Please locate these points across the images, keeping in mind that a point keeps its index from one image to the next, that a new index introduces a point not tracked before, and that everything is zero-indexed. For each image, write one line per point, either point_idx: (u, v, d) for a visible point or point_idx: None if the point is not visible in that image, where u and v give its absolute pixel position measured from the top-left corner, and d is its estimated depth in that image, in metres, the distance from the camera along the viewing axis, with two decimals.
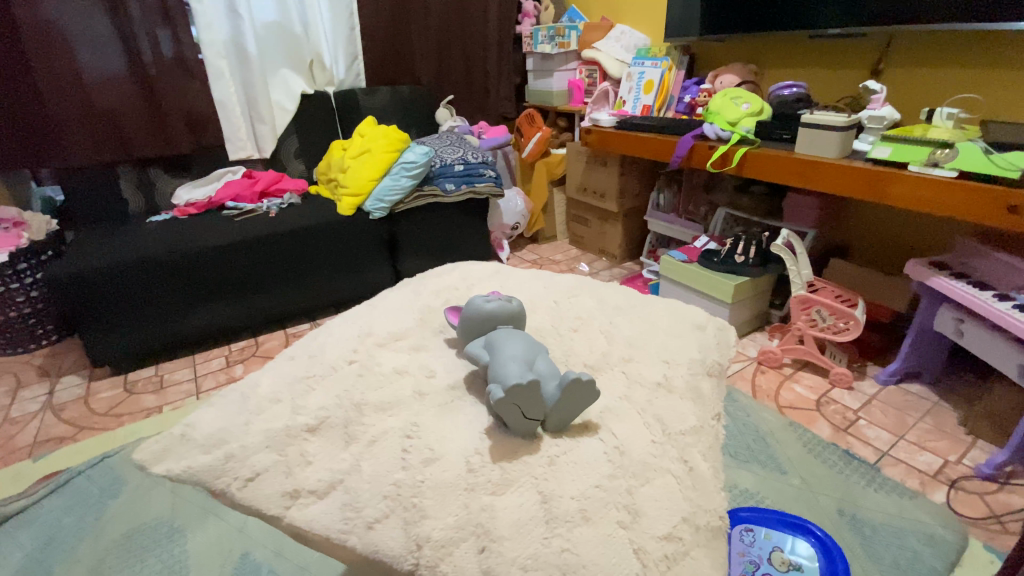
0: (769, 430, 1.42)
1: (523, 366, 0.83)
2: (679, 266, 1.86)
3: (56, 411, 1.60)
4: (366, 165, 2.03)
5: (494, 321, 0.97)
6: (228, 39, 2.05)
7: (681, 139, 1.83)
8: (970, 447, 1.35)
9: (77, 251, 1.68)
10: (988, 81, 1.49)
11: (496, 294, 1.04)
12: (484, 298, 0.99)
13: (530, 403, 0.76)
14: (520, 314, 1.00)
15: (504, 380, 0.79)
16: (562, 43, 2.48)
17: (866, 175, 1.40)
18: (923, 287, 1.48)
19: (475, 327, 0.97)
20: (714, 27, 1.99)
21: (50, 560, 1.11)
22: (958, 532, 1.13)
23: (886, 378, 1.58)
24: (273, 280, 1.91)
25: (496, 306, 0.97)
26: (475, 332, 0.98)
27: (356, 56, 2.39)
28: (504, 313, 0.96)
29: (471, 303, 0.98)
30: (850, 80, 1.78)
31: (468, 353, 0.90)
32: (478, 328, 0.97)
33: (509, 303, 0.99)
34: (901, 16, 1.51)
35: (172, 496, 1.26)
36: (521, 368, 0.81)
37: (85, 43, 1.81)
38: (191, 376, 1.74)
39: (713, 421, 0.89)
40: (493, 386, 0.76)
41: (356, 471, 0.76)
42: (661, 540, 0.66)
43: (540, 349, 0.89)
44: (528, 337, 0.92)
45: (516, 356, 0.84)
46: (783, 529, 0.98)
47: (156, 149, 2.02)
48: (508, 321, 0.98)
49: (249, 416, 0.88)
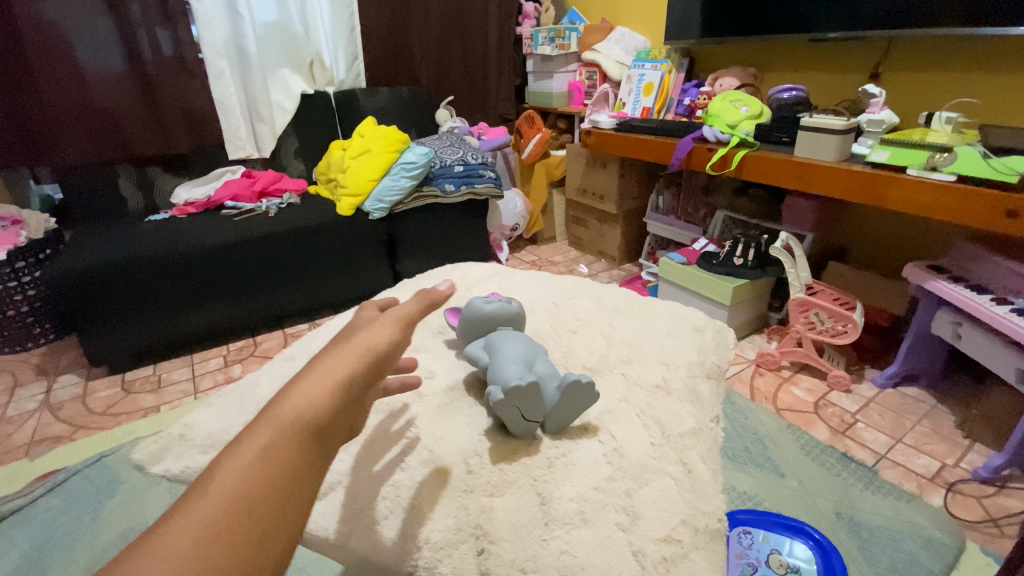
0: (767, 432, 1.42)
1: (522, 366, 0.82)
2: (678, 268, 1.87)
3: (53, 410, 1.60)
4: (366, 165, 2.03)
5: (494, 322, 0.97)
6: (228, 39, 2.05)
7: (680, 141, 1.83)
8: (967, 451, 1.35)
9: (74, 250, 1.68)
10: (988, 85, 1.49)
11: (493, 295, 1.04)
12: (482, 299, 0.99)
13: (529, 404, 0.76)
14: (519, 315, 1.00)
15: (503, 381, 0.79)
16: (562, 44, 2.48)
17: (865, 179, 1.40)
18: (921, 290, 1.48)
19: (475, 330, 0.98)
20: (714, 30, 1.99)
21: (46, 560, 1.11)
22: (955, 535, 1.13)
23: (884, 381, 1.59)
24: (272, 279, 1.91)
25: (494, 307, 0.97)
26: (474, 335, 0.98)
27: (356, 56, 2.39)
28: (505, 314, 0.96)
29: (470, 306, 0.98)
30: (850, 84, 1.78)
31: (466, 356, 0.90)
32: (479, 331, 0.97)
33: (507, 304, 0.99)
34: (899, 20, 1.52)
35: (169, 497, 1.25)
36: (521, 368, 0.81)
37: (85, 42, 1.81)
38: (189, 376, 1.74)
39: (712, 424, 0.89)
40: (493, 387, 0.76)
41: (354, 472, 0.76)
42: (660, 542, 0.66)
43: (538, 350, 0.89)
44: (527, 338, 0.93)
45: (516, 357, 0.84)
46: (780, 531, 0.98)
47: (155, 148, 2.02)
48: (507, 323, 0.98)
49: (248, 416, 0.89)
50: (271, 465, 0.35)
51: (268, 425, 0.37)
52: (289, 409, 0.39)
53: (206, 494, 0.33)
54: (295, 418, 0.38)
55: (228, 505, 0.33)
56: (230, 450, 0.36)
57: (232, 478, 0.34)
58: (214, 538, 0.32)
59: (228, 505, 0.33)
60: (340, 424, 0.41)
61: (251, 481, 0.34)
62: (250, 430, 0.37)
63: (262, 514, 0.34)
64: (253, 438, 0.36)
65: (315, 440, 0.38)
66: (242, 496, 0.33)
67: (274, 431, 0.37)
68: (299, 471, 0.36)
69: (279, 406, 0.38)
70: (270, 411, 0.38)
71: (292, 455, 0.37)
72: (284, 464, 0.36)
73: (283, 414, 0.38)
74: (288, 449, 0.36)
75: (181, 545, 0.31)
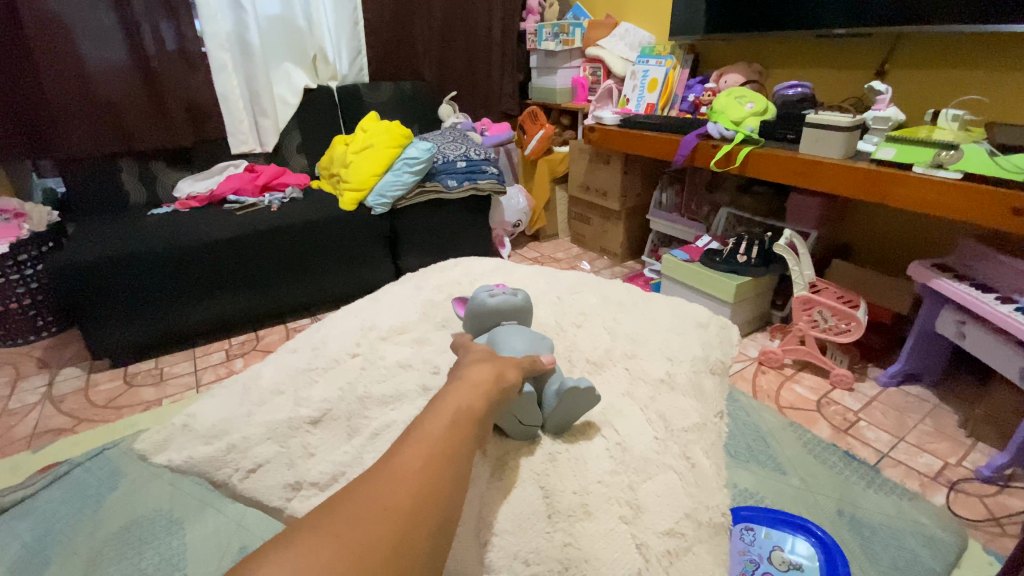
0: (769, 430, 1.42)
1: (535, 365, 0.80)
2: (680, 266, 1.86)
3: (55, 402, 1.60)
4: (368, 160, 2.03)
5: (499, 315, 0.96)
6: (231, 32, 2.04)
7: (684, 138, 1.82)
8: (970, 450, 1.35)
9: (77, 244, 1.67)
10: (994, 83, 1.48)
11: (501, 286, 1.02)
12: (488, 292, 0.98)
13: (528, 412, 0.75)
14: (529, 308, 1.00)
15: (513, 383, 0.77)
16: (566, 40, 2.47)
17: (871, 176, 1.39)
18: (925, 289, 1.47)
19: (482, 321, 0.97)
20: (719, 26, 1.99)
21: (48, 551, 1.11)
22: (958, 533, 1.12)
23: (887, 379, 1.58)
24: (276, 274, 1.91)
25: (501, 300, 0.96)
26: (483, 326, 0.97)
27: (359, 50, 2.39)
28: (509, 306, 0.95)
29: (476, 298, 0.97)
30: (856, 80, 1.77)
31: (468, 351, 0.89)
32: (485, 322, 0.97)
33: (515, 297, 0.98)
34: (906, 17, 1.51)
35: (170, 489, 1.25)
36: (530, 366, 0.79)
37: (88, 36, 1.81)
38: (191, 369, 1.74)
39: (716, 418, 0.89)
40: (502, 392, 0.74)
41: (358, 463, 0.76)
42: (663, 536, 0.66)
43: (543, 347, 0.88)
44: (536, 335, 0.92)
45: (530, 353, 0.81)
46: (782, 528, 0.98)
47: (159, 142, 2.01)
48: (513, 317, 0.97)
49: (251, 407, 0.90)
50: (452, 431, 0.50)
51: (444, 408, 0.53)
52: (458, 401, 0.54)
53: (417, 447, 0.47)
54: (459, 408, 0.53)
55: (432, 452, 0.47)
56: (423, 423, 0.51)
57: (429, 437, 0.48)
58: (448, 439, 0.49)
59: (432, 452, 0.47)
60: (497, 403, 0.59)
61: (441, 442, 0.48)
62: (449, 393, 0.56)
63: (452, 461, 0.47)
64: (436, 416, 0.51)
65: (476, 422, 0.53)
66: (439, 450, 0.48)
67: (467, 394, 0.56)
68: (470, 442, 0.50)
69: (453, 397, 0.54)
70: (442, 399, 0.54)
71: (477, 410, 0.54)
72: (458, 432, 0.50)
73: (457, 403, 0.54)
74: (460, 424, 0.51)
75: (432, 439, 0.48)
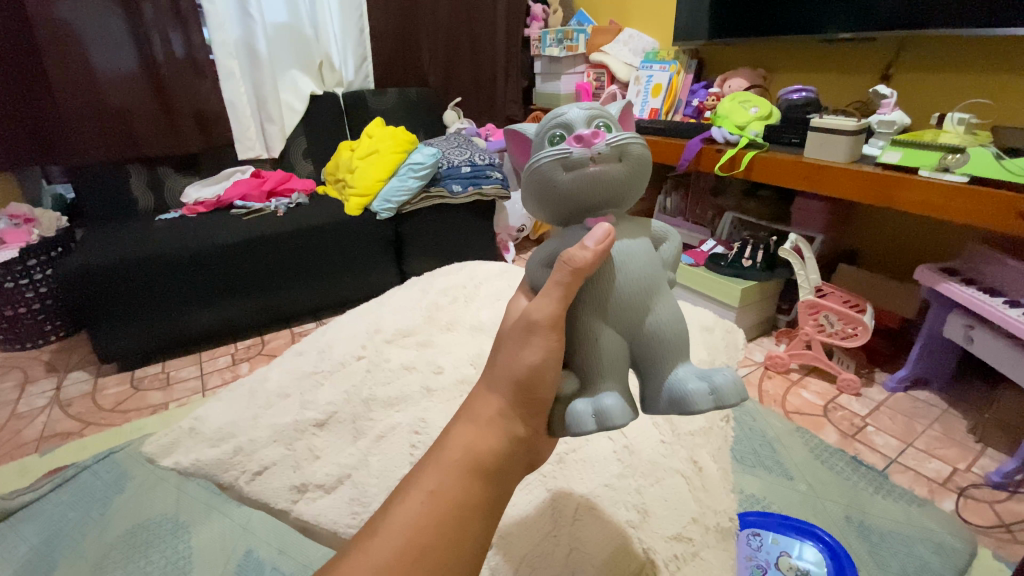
0: (775, 435, 1.41)
1: (625, 326, 0.59)
2: (686, 270, 1.86)
3: (63, 406, 1.61)
4: (373, 167, 2.06)
5: (582, 198, 0.61)
6: (239, 40, 2.06)
7: (688, 142, 1.83)
8: (979, 455, 1.33)
9: (86, 248, 1.69)
10: (998, 87, 1.48)
11: (592, 126, 0.63)
12: (563, 156, 0.60)
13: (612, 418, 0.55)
14: (642, 169, 0.63)
15: (588, 365, 0.58)
16: (570, 46, 2.50)
17: (880, 181, 1.38)
18: (933, 293, 1.46)
19: (549, 202, 0.63)
20: (723, 32, 1.99)
21: (53, 555, 1.12)
22: (967, 540, 1.11)
23: (895, 385, 1.57)
24: (281, 279, 1.92)
25: (585, 177, 0.60)
26: (551, 209, 0.64)
27: (365, 57, 2.41)
28: (601, 190, 0.61)
29: (547, 170, 0.61)
30: (860, 85, 1.78)
31: (527, 273, 0.64)
32: (557, 205, 0.63)
33: (617, 165, 0.61)
34: (911, 21, 1.50)
35: (176, 492, 1.25)
36: (621, 332, 0.59)
37: (99, 44, 1.84)
38: (198, 373, 1.74)
39: (722, 423, 0.92)
40: (575, 406, 0.56)
41: (364, 466, 0.77)
42: (671, 540, 0.66)
43: (658, 280, 0.61)
44: (641, 238, 0.64)
45: (618, 305, 0.58)
46: (791, 534, 0.97)
47: (166, 148, 2.03)
48: (607, 202, 0.63)
49: (257, 410, 0.91)
50: (430, 515, 0.48)
51: (452, 443, 0.53)
52: (449, 457, 0.51)
53: (379, 543, 0.46)
54: (475, 441, 0.52)
55: (393, 556, 0.45)
56: (399, 497, 0.49)
57: (396, 526, 0.46)
58: (420, 525, 0.47)
59: (396, 551, 0.45)
60: (503, 463, 0.53)
61: (406, 539, 0.46)
62: (440, 450, 0.53)
63: (417, 563, 0.45)
64: (420, 484, 0.50)
65: (478, 471, 0.51)
66: (403, 552, 0.45)
67: (458, 451, 0.52)
68: (443, 534, 0.47)
69: (447, 449, 0.52)
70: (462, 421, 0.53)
71: (464, 471, 0.51)
72: (440, 516, 0.48)
73: (445, 463, 0.51)
74: (455, 490, 0.49)
75: (405, 527, 0.47)
